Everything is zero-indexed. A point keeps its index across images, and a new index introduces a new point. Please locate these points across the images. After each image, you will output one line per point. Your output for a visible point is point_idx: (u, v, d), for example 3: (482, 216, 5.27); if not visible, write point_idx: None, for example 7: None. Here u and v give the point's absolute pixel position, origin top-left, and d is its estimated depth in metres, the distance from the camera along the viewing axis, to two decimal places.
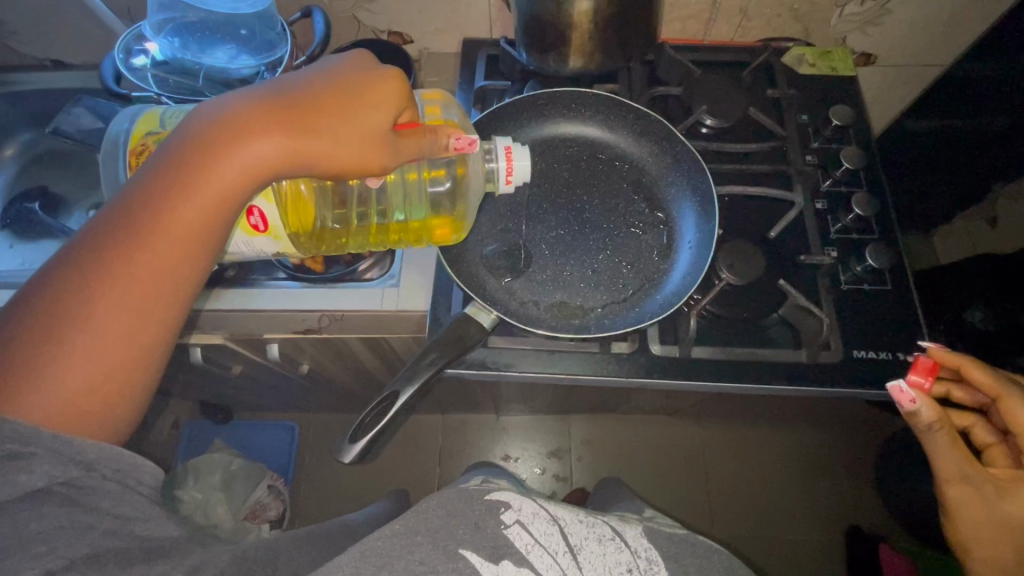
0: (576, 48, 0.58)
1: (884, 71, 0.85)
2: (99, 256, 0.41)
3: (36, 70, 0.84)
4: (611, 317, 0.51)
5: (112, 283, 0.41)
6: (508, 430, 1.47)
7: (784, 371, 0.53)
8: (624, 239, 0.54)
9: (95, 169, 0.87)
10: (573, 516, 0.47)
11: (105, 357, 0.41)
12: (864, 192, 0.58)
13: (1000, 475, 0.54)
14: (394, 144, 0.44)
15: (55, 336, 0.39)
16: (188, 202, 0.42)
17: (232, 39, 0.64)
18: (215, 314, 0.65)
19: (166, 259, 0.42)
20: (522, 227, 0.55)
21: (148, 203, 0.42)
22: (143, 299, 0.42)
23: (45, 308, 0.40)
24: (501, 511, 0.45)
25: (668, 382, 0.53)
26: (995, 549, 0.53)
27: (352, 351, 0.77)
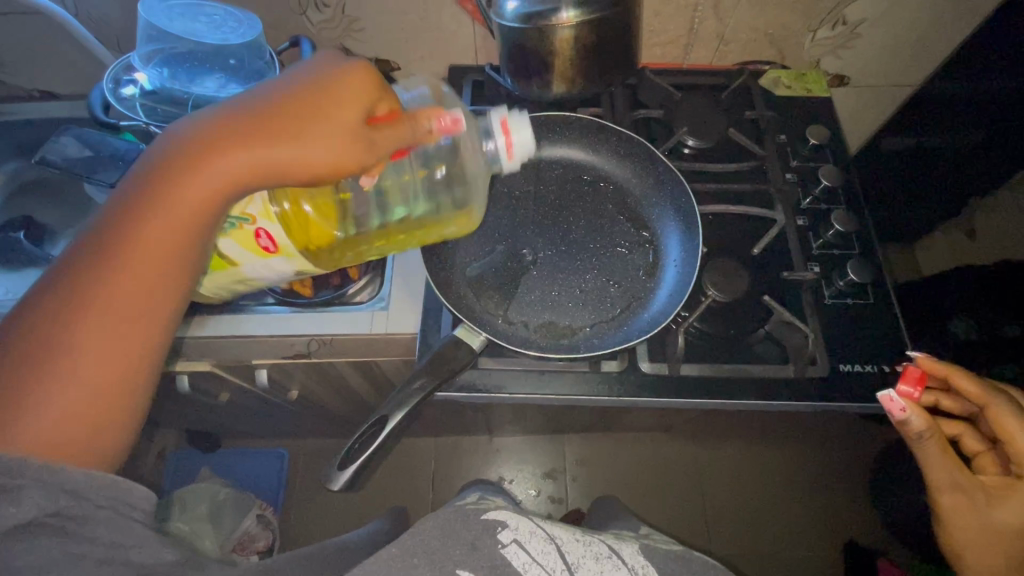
0: (559, 73, 0.60)
1: (858, 92, 0.88)
2: (77, 286, 0.41)
3: (23, 100, 0.84)
4: (600, 336, 0.52)
5: (96, 308, 0.41)
6: (502, 451, 1.46)
7: (772, 386, 0.53)
8: (611, 258, 0.55)
9: (81, 197, 0.86)
10: (569, 535, 0.49)
11: (94, 384, 0.41)
12: (842, 209, 0.60)
13: (990, 483, 0.54)
14: (370, 139, 0.43)
15: (36, 370, 0.39)
16: (168, 221, 0.42)
17: (221, 69, 0.65)
18: (203, 342, 0.65)
19: (149, 281, 0.42)
20: (509, 249, 0.56)
21: (127, 230, 0.42)
22: (130, 321, 0.42)
23: (24, 344, 0.39)
24: (499, 530, 0.46)
25: (658, 400, 0.53)
26: (984, 553, 0.54)
27: (342, 375, 0.76)
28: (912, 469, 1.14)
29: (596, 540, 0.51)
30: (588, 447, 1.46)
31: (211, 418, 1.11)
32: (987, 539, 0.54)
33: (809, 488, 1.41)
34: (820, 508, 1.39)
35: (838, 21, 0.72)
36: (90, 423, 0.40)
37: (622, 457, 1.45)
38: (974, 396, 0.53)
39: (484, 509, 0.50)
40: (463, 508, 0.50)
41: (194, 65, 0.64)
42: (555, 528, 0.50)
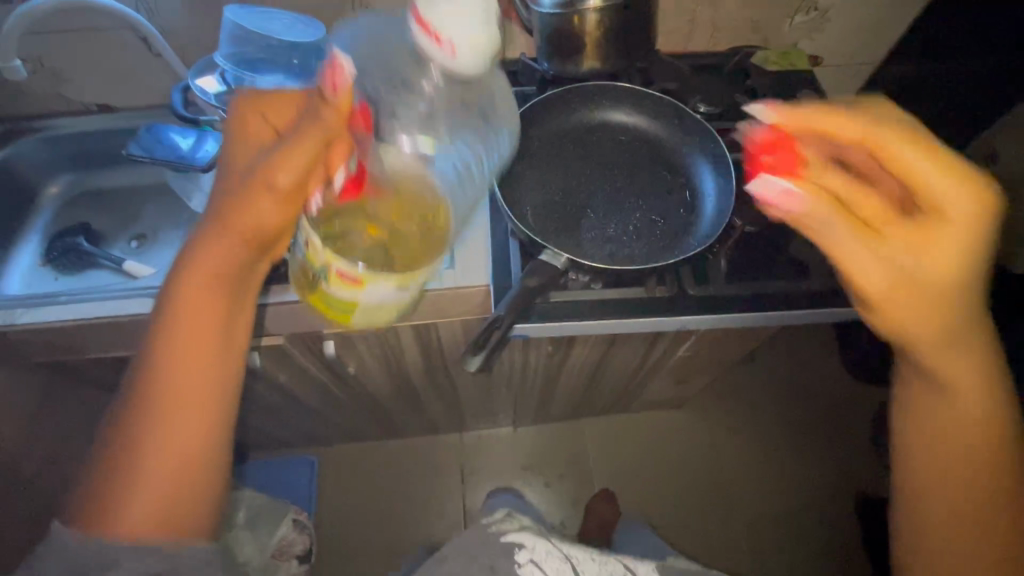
0: (591, 51, 0.70)
1: (831, 72, 1.01)
2: (132, 411, 0.49)
3: (77, 114, 0.88)
4: (656, 259, 0.60)
5: (141, 420, 0.48)
6: (526, 441, 1.50)
7: (800, 297, 0.63)
8: (655, 198, 0.64)
9: (135, 205, 0.92)
10: (585, 556, 0.68)
11: (167, 468, 0.48)
12: None
13: (907, 238, 0.45)
14: (280, 148, 0.48)
15: (121, 480, 0.47)
16: (179, 333, 0.50)
17: (288, 66, 0.72)
18: (284, 311, 0.70)
19: (182, 373, 0.49)
20: (566, 198, 0.64)
21: (159, 354, 0.50)
22: (173, 410, 0.49)
23: (109, 462, 0.48)
24: (516, 552, 0.66)
25: (709, 318, 0.62)
26: (956, 392, 0.50)
27: (401, 344, 0.82)
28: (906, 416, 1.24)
29: (613, 559, 0.70)
30: (609, 429, 1.51)
31: (249, 420, 1.13)
32: (963, 366, 0.49)
33: (827, 448, 1.46)
34: (838, 466, 1.44)
35: (811, 7, 0.85)
36: (178, 481, 0.48)
37: (643, 435, 1.49)
38: (934, 184, 0.43)
39: (505, 532, 0.69)
40: (490, 531, 0.70)
41: (258, 62, 0.71)
42: (574, 549, 0.70)
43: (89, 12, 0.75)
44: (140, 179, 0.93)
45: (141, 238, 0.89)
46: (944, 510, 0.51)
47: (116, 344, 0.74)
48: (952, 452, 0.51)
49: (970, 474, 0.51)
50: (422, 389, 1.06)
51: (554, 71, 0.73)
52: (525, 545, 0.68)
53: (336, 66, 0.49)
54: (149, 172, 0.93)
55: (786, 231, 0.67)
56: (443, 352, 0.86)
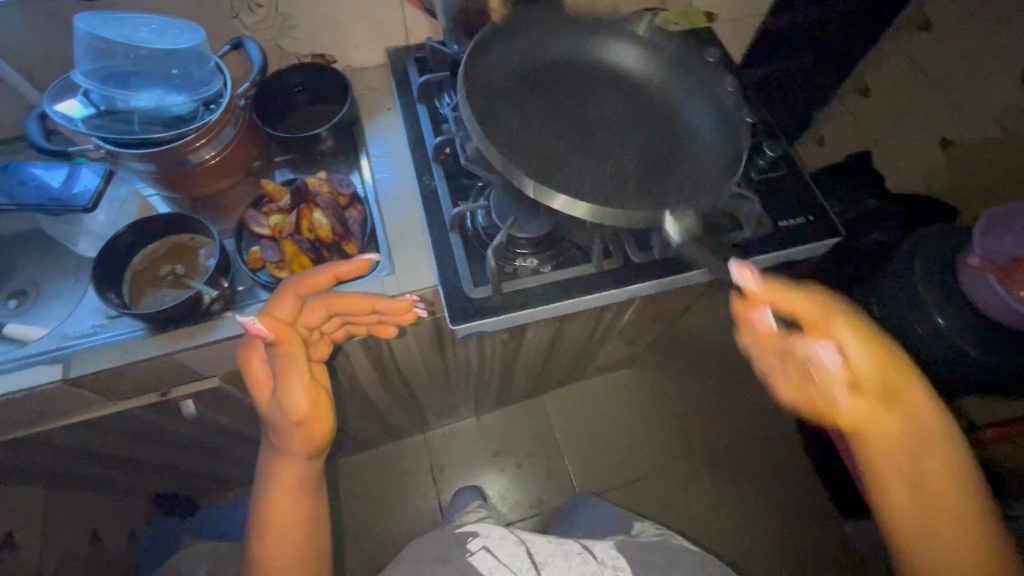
0: (410, 84, 0.78)
1: (730, 25, 1.05)
2: (280, 489, 0.55)
3: None
4: (377, 271, 0.66)
5: (282, 466, 0.55)
6: (483, 430, 1.43)
7: (687, 255, 0.66)
8: (449, 213, 0.67)
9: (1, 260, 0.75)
10: (542, 538, 0.60)
11: (286, 520, 0.55)
12: (770, 143, 0.74)
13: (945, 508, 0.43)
14: (261, 388, 0.54)
15: (276, 478, 0.55)
16: (301, 469, 0.56)
17: (97, 99, 0.62)
18: (207, 385, 0.70)
19: (299, 478, 0.56)
20: (356, 220, 0.69)
21: (291, 469, 0.55)
22: (285, 539, 0.55)
23: (262, 506, 0.55)
24: (468, 541, 0.58)
25: (494, 319, 0.61)
26: (885, 454, 0.45)
27: (352, 366, 0.80)
28: None
29: (569, 540, 0.62)
30: (563, 397, 1.47)
31: (181, 468, 0.99)
32: (918, 411, 0.45)
33: None
34: None
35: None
36: (296, 526, 0.56)
37: (594, 399, 1.46)
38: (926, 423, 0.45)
39: (463, 525, 0.63)
40: (449, 527, 0.63)
41: (129, 75, 0.63)
42: (531, 534, 0.62)
43: None
44: (4, 228, 0.76)
45: (20, 295, 0.72)
46: (900, 531, 0.45)
47: (26, 414, 0.63)
48: (931, 512, 0.43)
49: (953, 493, 0.43)
50: (373, 393, 0.97)
51: (335, 133, 0.73)
52: (480, 533, 0.60)
53: (746, 270, 0.45)
54: (14, 220, 0.76)
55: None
56: (388, 347, 0.78)
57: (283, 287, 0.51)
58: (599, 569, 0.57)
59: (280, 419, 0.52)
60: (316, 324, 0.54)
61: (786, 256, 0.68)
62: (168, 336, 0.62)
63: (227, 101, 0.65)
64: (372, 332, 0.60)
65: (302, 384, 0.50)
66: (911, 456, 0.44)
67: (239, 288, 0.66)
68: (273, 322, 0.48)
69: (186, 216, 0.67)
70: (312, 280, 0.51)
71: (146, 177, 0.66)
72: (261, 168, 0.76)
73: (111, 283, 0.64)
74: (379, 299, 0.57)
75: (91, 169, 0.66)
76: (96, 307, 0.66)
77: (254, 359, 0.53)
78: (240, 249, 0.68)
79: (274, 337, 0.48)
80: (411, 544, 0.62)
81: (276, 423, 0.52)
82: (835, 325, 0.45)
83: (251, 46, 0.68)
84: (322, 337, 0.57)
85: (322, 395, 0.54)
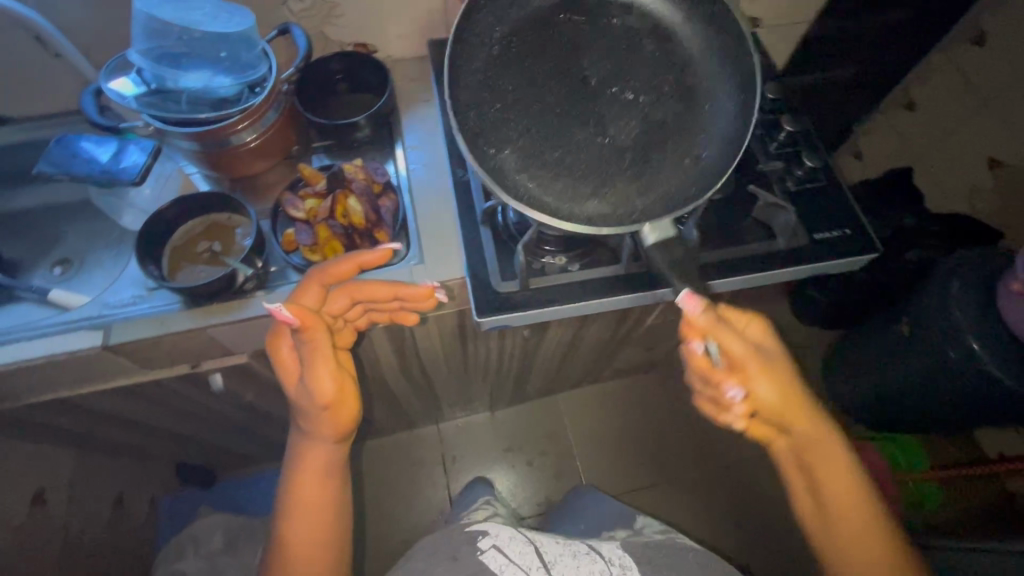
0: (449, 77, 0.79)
1: (773, 31, 1.03)
2: (305, 478, 0.56)
3: (23, 183, 0.79)
4: (406, 260, 0.67)
5: (309, 452, 0.56)
6: (497, 425, 1.43)
7: (717, 262, 0.65)
8: (480, 207, 0.67)
9: (49, 228, 0.78)
10: (551, 538, 0.60)
11: (310, 509, 0.56)
12: (810, 152, 0.73)
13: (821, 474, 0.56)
14: (287, 373, 0.56)
15: (300, 468, 0.56)
16: (327, 457, 0.57)
17: (149, 78, 0.64)
18: (235, 361, 0.72)
19: (324, 465, 0.57)
20: (388, 209, 0.70)
21: (317, 455, 0.57)
22: (314, 527, 0.56)
23: (287, 496, 0.56)
24: (479, 540, 0.58)
25: (520, 315, 0.62)
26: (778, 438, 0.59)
27: (375, 352, 0.81)
28: (860, 392, 1.30)
29: (576, 540, 0.62)
30: (578, 398, 1.46)
31: (203, 439, 1.02)
32: (829, 454, 0.56)
33: None
34: None
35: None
36: (321, 517, 0.56)
37: (609, 402, 1.46)
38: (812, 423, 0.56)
39: (473, 523, 0.63)
40: (456, 527, 0.62)
41: (179, 56, 0.65)
42: (540, 535, 0.62)
43: (38, 82, 0.73)
44: (54, 198, 0.79)
45: (65, 263, 0.76)
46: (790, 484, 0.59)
47: (65, 377, 0.66)
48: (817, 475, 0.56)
49: (834, 470, 0.56)
50: (392, 380, 0.98)
51: (372, 121, 0.74)
52: (490, 532, 0.60)
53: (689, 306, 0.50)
54: (64, 191, 0.79)
55: (738, 189, 0.71)
56: (411, 336, 0.79)
57: (308, 277, 0.54)
58: (606, 569, 0.57)
59: (307, 404, 0.54)
60: (341, 311, 0.56)
61: (821, 268, 0.67)
62: (203, 311, 0.64)
63: (272, 85, 0.66)
64: (396, 320, 0.63)
65: (328, 370, 0.53)
66: (807, 471, 0.57)
67: (272, 268, 0.68)
68: (298, 309, 0.51)
69: (225, 195, 0.69)
70: (335, 270, 0.54)
71: (190, 155, 0.68)
72: (298, 153, 0.77)
73: (152, 255, 0.66)
74: (401, 287, 0.58)
75: (139, 147, 0.69)
76: (136, 278, 0.68)
77: (281, 345, 0.56)
78: (275, 231, 0.70)
79: (299, 323, 0.51)
80: (419, 543, 0.62)
81: (303, 407, 0.54)
82: (749, 368, 0.52)
83: (297, 32, 0.69)
84: (347, 325, 0.60)
85: (348, 381, 0.56)
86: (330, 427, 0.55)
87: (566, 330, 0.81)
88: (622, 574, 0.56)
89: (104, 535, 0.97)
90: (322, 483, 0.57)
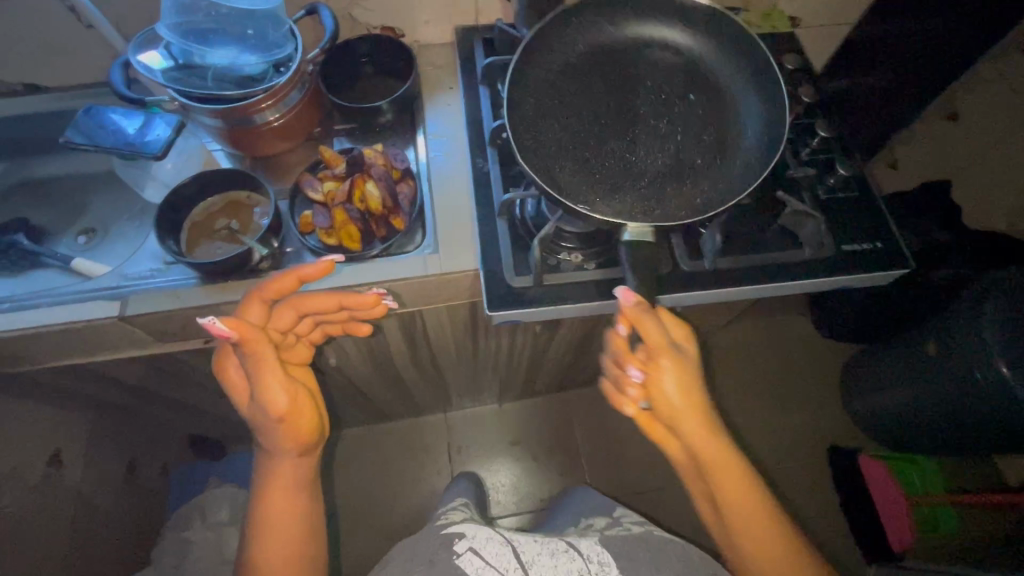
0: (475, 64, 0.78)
1: (813, 32, 1.00)
2: (271, 490, 0.56)
3: (54, 151, 0.81)
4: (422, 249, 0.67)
5: (271, 465, 0.57)
6: (504, 417, 1.43)
7: (740, 268, 0.63)
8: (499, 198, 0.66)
9: (76, 197, 0.80)
10: (528, 537, 0.60)
11: (279, 519, 0.56)
12: (843, 159, 0.70)
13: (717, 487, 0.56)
14: (237, 392, 0.56)
15: (267, 479, 0.57)
16: (289, 470, 0.57)
17: (178, 53, 0.64)
18: None
19: (286, 479, 0.57)
20: (407, 196, 0.69)
21: (278, 469, 0.57)
22: (281, 538, 0.56)
23: (257, 505, 0.57)
24: (454, 543, 0.57)
25: (532, 311, 0.61)
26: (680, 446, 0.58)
27: (387, 338, 0.81)
28: (879, 408, 1.26)
29: (554, 538, 0.61)
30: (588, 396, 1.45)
31: (215, 413, 1.04)
32: (733, 475, 0.56)
33: (815, 406, 1.42)
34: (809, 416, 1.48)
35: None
36: (292, 527, 0.56)
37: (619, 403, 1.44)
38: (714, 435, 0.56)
39: (449, 525, 0.61)
40: (432, 528, 0.61)
41: (208, 32, 0.65)
42: (517, 535, 0.61)
43: (71, 53, 0.74)
44: (82, 167, 0.81)
45: (89, 233, 0.77)
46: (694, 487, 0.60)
47: (83, 344, 0.67)
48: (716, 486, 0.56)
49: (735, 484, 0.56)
50: (401, 367, 0.98)
51: (396, 106, 0.73)
52: (467, 534, 0.59)
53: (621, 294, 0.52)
54: (91, 161, 0.81)
55: (766, 193, 0.69)
56: (423, 324, 0.78)
57: (248, 294, 0.54)
58: (584, 566, 0.57)
59: (263, 417, 0.53)
60: (287, 326, 0.56)
61: (849, 281, 0.64)
62: (218, 288, 0.64)
63: (296, 65, 0.66)
64: (349, 330, 0.63)
65: (277, 382, 0.52)
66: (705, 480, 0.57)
67: (288, 249, 0.68)
68: (237, 323, 0.50)
69: (246, 174, 0.69)
70: (275, 284, 0.53)
71: (213, 132, 0.68)
72: (321, 135, 0.77)
73: (172, 229, 0.67)
74: (346, 296, 0.56)
75: (165, 120, 0.69)
76: (155, 251, 0.69)
77: (228, 364, 0.55)
78: (293, 212, 0.70)
79: (239, 338, 0.50)
80: (398, 544, 0.61)
81: (259, 421, 0.54)
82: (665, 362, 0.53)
83: (325, 12, 0.69)
84: (299, 339, 0.60)
85: (299, 391, 0.55)
86: (288, 441, 0.54)
87: (580, 328, 0.80)
88: (599, 572, 0.56)
89: (116, 498, 1.00)
90: (292, 493, 0.57)
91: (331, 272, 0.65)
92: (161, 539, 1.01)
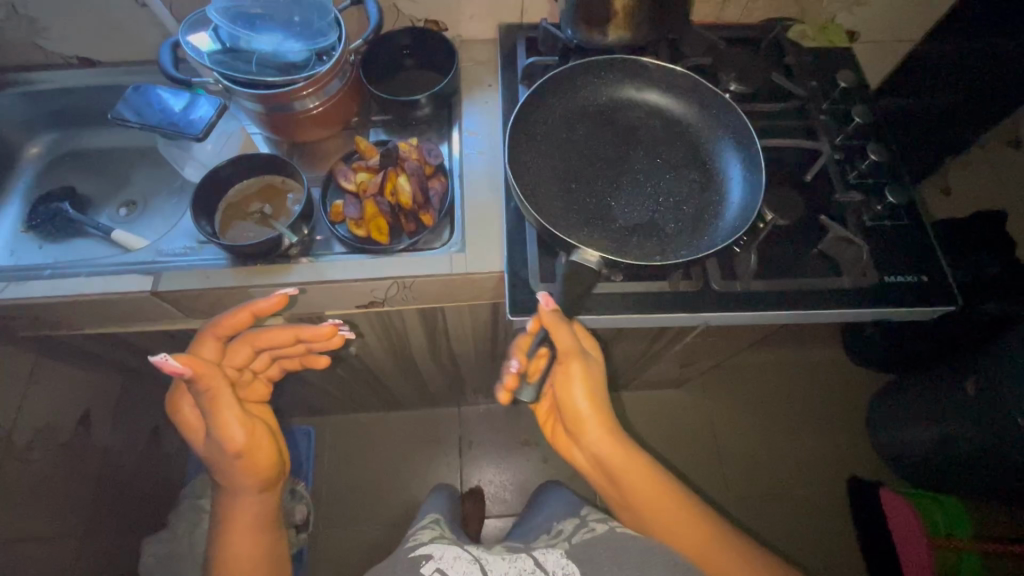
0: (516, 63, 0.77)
1: (872, 47, 0.95)
2: (233, 528, 0.55)
3: (104, 123, 0.83)
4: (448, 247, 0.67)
5: (232, 503, 0.55)
6: (516, 416, 1.43)
7: (773, 291, 0.61)
8: None
9: (122, 169, 0.83)
10: (495, 555, 0.58)
11: (243, 556, 0.54)
12: (894, 184, 0.66)
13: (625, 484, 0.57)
14: (194, 432, 0.55)
15: (230, 515, 0.55)
16: (249, 506, 0.56)
17: (225, 37, 0.65)
18: None
19: (248, 515, 0.56)
20: (438, 192, 0.69)
21: (239, 504, 0.55)
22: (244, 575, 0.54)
23: (221, 543, 0.55)
24: (422, 564, 0.55)
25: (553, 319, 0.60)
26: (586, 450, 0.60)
27: (408, 331, 0.82)
28: (908, 443, 1.20)
29: (521, 556, 0.58)
30: None
31: None
32: (639, 472, 0.57)
33: (839, 433, 1.37)
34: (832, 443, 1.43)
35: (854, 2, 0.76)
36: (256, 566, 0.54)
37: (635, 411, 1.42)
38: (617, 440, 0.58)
39: (417, 546, 0.59)
40: (399, 553, 0.58)
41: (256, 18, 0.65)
42: (486, 553, 0.59)
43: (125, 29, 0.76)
44: (129, 141, 0.83)
45: (130, 205, 0.80)
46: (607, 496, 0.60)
47: (117, 313, 0.69)
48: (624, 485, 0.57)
49: (645, 481, 0.56)
50: (420, 359, 0.99)
51: (434, 101, 0.73)
52: (434, 555, 0.56)
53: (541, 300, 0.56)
54: (137, 136, 0.83)
55: (807, 216, 0.66)
56: (444, 320, 0.78)
57: (202, 331, 0.54)
58: None
59: (218, 453, 0.53)
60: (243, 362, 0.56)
61: (887, 314, 0.61)
62: (247, 271, 0.65)
63: (338, 55, 0.66)
64: (305, 364, 0.62)
65: (233, 415, 0.51)
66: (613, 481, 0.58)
67: (318, 237, 0.69)
68: (191, 359, 0.49)
69: (282, 159, 0.70)
70: (230, 320, 0.54)
71: (254, 116, 0.69)
72: (358, 125, 0.77)
73: (207, 209, 0.68)
74: (303, 328, 0.57)
75: (208, 101, 0.70)
76: (189, 230, 0.71)
77: (182, 405, 0.55)
78: (325, 201, 0.70)
79: (194, 374, 0.49)
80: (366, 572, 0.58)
81: (216, 460, 0.53)
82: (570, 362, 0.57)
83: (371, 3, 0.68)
84: (257, 377, 0.59)
85: (257, 425, 0.55)
86: (247, 477, 0.54)
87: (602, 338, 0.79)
88: None
89: (138, 461, 1.03)
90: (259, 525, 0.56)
91: (355, 263, 0.66)
92: (177, 504, 1.04)
